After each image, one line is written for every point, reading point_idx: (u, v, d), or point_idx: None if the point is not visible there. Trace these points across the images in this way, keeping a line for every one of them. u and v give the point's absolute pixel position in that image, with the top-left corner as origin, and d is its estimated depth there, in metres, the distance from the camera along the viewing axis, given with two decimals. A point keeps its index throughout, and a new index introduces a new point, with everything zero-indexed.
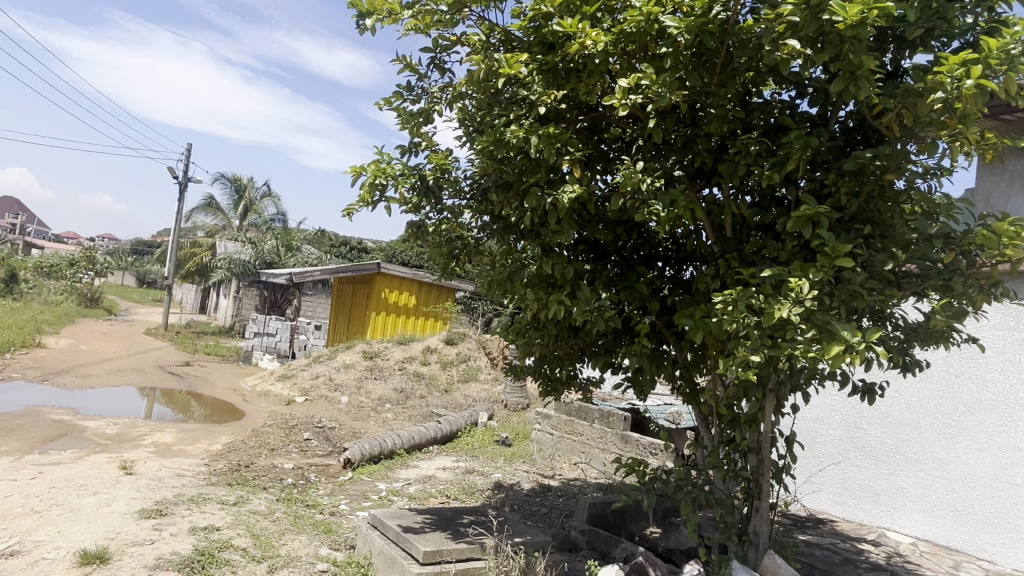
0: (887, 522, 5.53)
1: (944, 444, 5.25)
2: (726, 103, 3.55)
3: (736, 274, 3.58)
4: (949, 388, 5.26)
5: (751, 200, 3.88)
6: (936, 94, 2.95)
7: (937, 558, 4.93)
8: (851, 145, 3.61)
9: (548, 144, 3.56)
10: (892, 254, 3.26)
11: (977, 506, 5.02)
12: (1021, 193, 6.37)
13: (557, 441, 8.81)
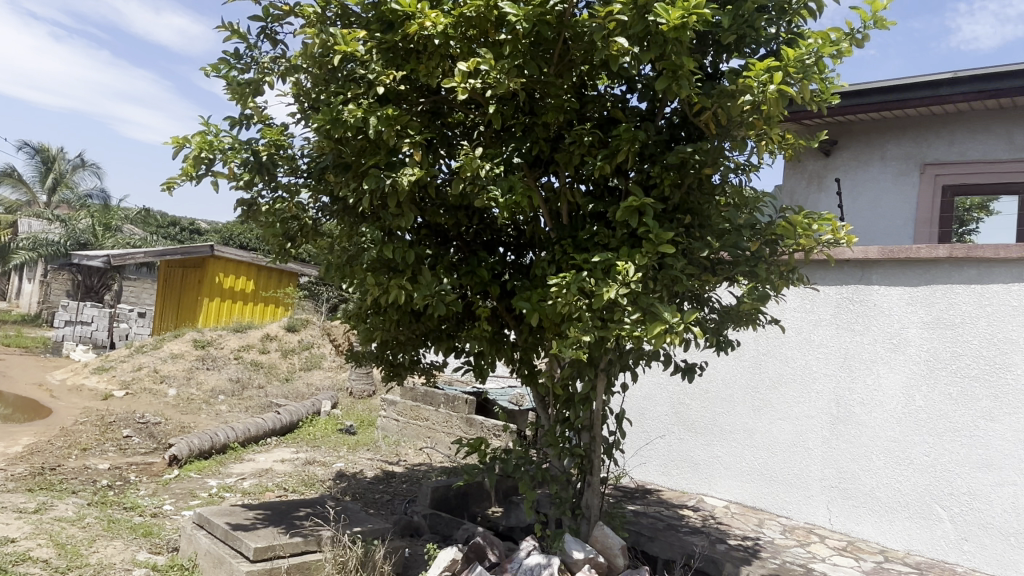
0: (704, 488, 6.04)
1: (752, 414, 5.81)
2: (562, 94, 3.67)
3: (571, 260, 3.72)
4: (758, 364, 5.81)
5: (586, 188, 4.03)
6: (745, 96, 3.24)
7: (744, 518, 5.47)
8: (676, 140, 3.85)
9: (388, 125, 3.50)
10: (708, 242, 3.55)
11: (778, 469, 5.62)
12: (817, 191, 7.17)
13: (402, 427, 8.76)
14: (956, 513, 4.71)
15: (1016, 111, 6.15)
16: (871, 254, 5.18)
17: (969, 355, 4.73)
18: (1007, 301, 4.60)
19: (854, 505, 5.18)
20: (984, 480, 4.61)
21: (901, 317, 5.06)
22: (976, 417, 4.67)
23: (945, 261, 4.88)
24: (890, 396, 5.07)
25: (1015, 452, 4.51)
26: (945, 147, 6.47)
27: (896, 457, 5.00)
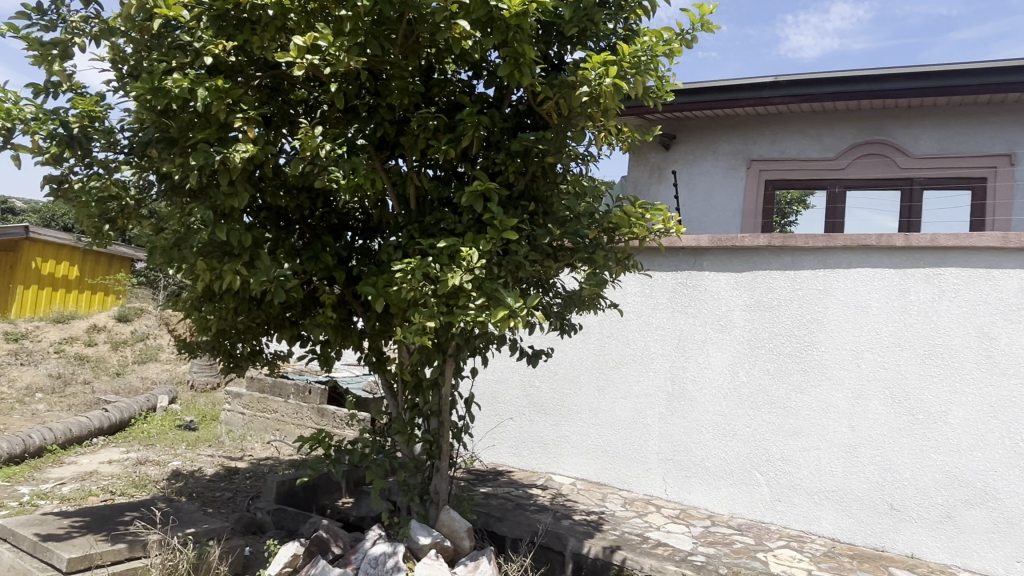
0: (553, 467, 6.26)
1: (597, 394, 6.08)
2: (407, 77, 3.60)
3: (417, 245, 3.68)
4: (602, 346, 6.08)
5: (433, 173, 4.00)
6: (582, 87, 3.35)
7: (589, 493, 5.73)
8: (521, 127, 3.90)
9: (217, 99, 3.28)
10: (550, 229, 3.64)
11: (620, 445, 5.93)
12: (658, 182, 7.57)
13: (248, 421, 8.34)
14: (772, 477, 5.21)
15: (826, 115, 6.83)
16: (702, 242, 5.55)
17: (783, 334, 5.23)
18: (814, 285, 5.12)
19: (686, 475, 5.58)
20: (795, 447, 5.13)
21: (727, 301, 5.49)
22: (788, 390, 5.18)
23: (764, 249, 5.34)
24: (718, 373, 5.49)
25: (819, 419, 5.04)
26: (768, 145, 7.06)
27: (722, 429, 5.44)
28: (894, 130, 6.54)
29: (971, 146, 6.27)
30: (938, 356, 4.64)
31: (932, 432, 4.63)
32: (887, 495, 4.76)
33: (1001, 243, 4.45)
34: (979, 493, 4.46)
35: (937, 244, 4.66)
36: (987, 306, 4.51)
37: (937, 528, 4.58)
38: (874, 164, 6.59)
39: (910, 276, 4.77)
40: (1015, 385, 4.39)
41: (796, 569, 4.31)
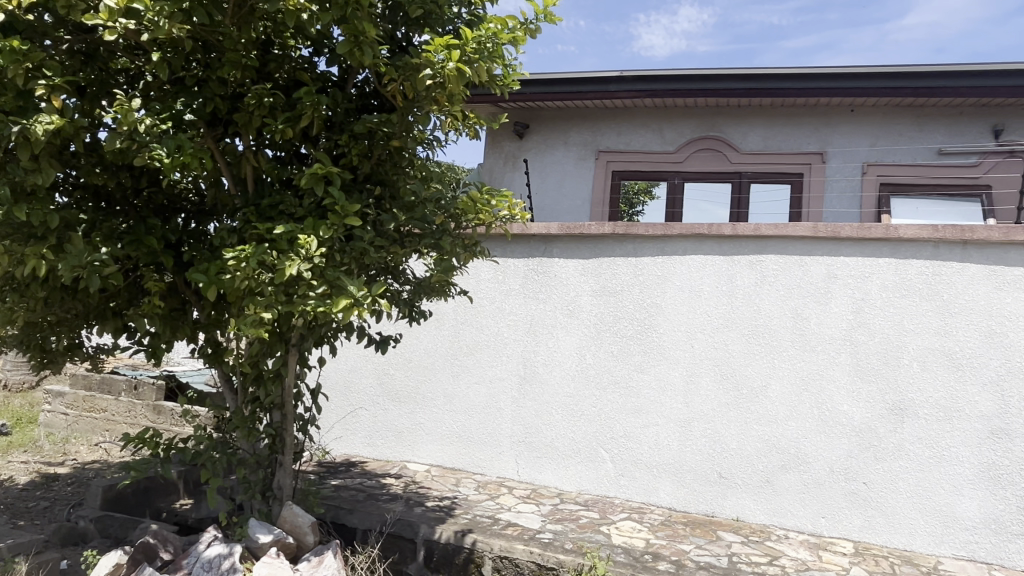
0: (407, 455, 6.21)
1: (451, 380, 6.10)
2: (240, 49, 3.38)
3: (253, 229, 3.48)
4: (456, 332, 6.10)
5: (273, 154, 3.80)
6: (426, 70, 3.31)
7: (443, 479, 5.74)
8: (367, 109, 3.80)
9: (13, 62, 2.90)
10: (395, 214, 3.57)
11: (474, 430, 5.99)
12: (512, 170, 7.69)
13: (72, 422, 7.58)
14: (615, 453, 5.47)
15: (667, 110, 7.23)
16: (552, 230, 5.71)
17: (626, 317, 5.50)
18: (653, 271, 5.42)
19: (537, 456, 5.74)
20: (636, 423, 5.42)
21: (575, 286, 5.68)
22: (630, 370, 5.46)
23: (609, 237, 5.58)
24: (566, 356, 5.68)
25: (658, 397, 5.36)
26: (615, 137, 7.37)
27: (571, 410, 5.64)
28: (726, 127, 7.05)
29: (791, 145, 6.88)
30: (760, 335, 5.07)
31: (755, 405, 5.06)
32: (716, 464, 5.15)
33: (812, 232, 4.92)
34: (793, 458, 4.94)
35: (759, 233, 5.07)
36: (800, 290, 4.98)
37: (758, 492, 5.03)
38: (709, 158, 7.08)
39: (737, 263, 5.17)
40: (822, 360, 4.89)
41: (636, 539, 4.55)
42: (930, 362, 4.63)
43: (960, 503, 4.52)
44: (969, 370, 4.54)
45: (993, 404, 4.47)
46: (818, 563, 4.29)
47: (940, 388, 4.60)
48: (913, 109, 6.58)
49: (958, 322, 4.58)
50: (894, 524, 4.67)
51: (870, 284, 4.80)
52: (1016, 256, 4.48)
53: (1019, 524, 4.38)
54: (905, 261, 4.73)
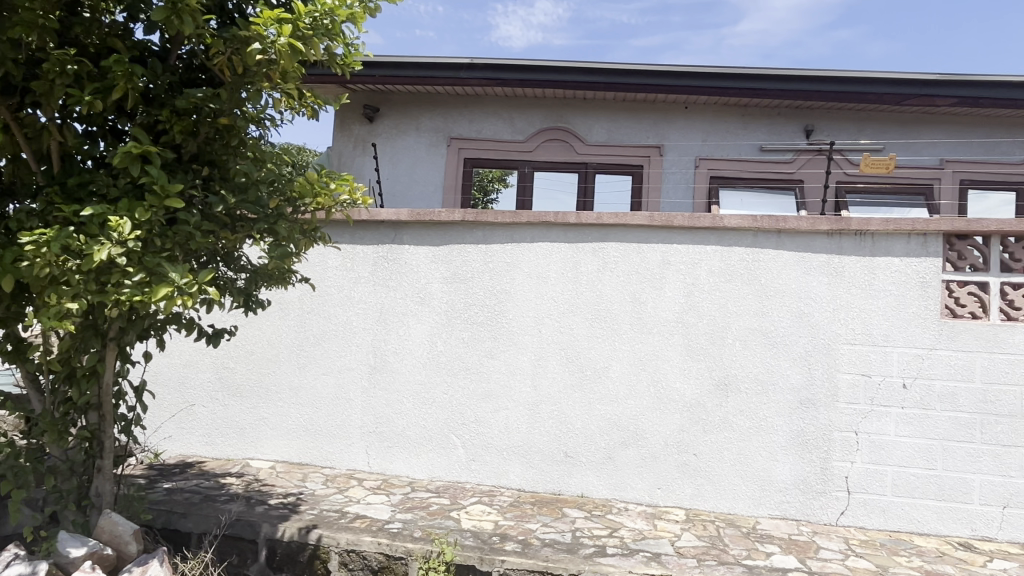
0: (250, 452, 5.91)
1: (297, 372, 5.85)
2: (38, 10, 3.01)
3: (57, 211, 3.13)
4: (302, 322, 5.86)
5: (82, 127, 3.43)
6: (256, 44, 3.13)
7: (289, 475, 5.51)
8: (194, 83, 3.52)
9: None
10: (225, 197, 3.35)
11: (322, 423, 5.80)
12: (362, 155, 7.50)
13: None
14: (466, 439, 5.51)
15: (517, 100, 7.34)
16: (402, 216, 5.63)
17: (476, 304, 5.54)
18: (503, 258, 5.50)
19: (388, 446, 5.66)
20: (486, 408, 5.49)
21: (426, 274, 5.64)
22: (480, 356, 5.52)
23: (459, 224, 5.58)
24: (417, 344, 5.64)
25: (507, 382, 5.46)
26: (466, 124, 7.39)
27: (422, 398, 5.61)
28: (573, 118, 7.29)
29: (632, 138, 7.23)
30: (603, 319, 5.30)
31: (598, 386, 5.29)
32: (562, 444, 5.34)
33: (649, 221, 5.20)
34: (632, 434, 5.22)
35: (601, 222, 5.29)
36: (638, 275, 5.25)
37: (601, 468, 5.27)
38: (557, 148, 7.28)
39: (581, 250, 5.36)
40: (658, 341, 5.20)
41: (485, 522, 4.62)
42: (750, 341, 5.06)
43: (775, 468, 4.99)
44: (783, 347, 5.01)
45: (802, 377, 4.97)
46: (653, 531, 4.57)
47: (758, 364, 5.04)
48: (738, 108, 7.12)
49: (774, 304, 5.03)
50: (719, 490, 5.07)
51: (699, 270, 5.16)
52: (820, 244, 4.98)
53: (823, 483, 4.91)
54: (729, 248, 5.12)
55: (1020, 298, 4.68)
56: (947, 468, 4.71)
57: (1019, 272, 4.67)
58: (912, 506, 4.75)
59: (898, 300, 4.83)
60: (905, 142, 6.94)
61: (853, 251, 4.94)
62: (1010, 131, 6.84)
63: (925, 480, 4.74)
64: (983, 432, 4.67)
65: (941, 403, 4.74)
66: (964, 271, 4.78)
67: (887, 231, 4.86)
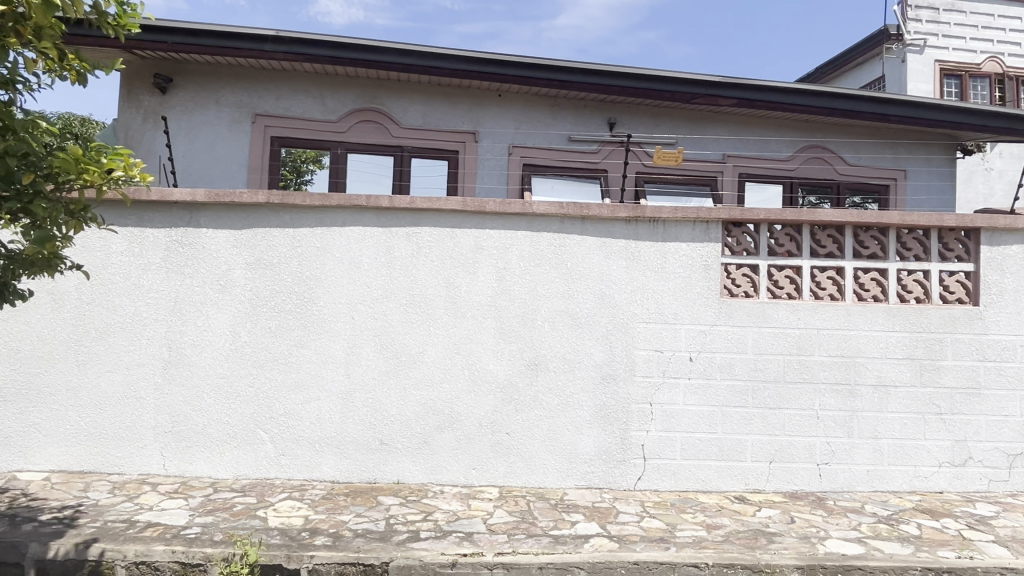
0: (18, 464, 5.19)
1: (76, 371, 5.22)
2: None
3: None
4: (81, 315, 5.22)
5: None
6: None
7: (66, 486, 4.91)
8: None
9: None
10: None
11: (107, 426, 5.22)
12: (154, 129, 6.84)
13: None
14: (275, 433, 5.25)
15: (328, 78, 7.05)
16: (198, 197, 5.20)
17: (283, 291, 5.27)
18: (312, 243, 5.27)
19: (187, 446, 5.24)
20: (297, 400, 5.26)
21: (227, 259, 5.26)
22: (290, 345, 5.26)
23: (264, 206, 5.26)
24: (218, 335, 5.26)
25: (319, 372, 5.26)
26: (273, 101, 6.97)
27: (224, 393, 5.25)
28: (386, 100, 7.14)
29: (447, 123, 7.23)
30: (417, 305, 5.28)
31: (413, 371, 5.26)
32: (377, 432, 5.26)
33: (461, 206, 5.24)
34: (447, 418, 5.27)
35: (414, 206, 5.24)
36: (451, 260, 5.28)
37: (416, 454, 5.26)
38: (370, 130, 7.11)
39: (394, 234, 5.28)
40: (471, 324, 5.28)
41: (293, 518, 4.43)
42: (558, 322, 5.30)
43: (580, 441, 5.28)
44: (587, 327, 5.30)
45: (604, 355, 5.29)
46: (467, 511, 4.65)
47: (565, 344, 5.30)
48: (548, 99, 7.38)
49: (579, 286, 5.30)
50: (530, 465, 5.28)
51: (510, 255, 5.30)
52: (619, 230, 5.32)
53: (623, 452, 5.28)
54: (538, 233, 5.31)
55: (783, 278, 5.33)
56: (725, 431, 5.27)
57: (782, 256, 5.32)
58: (697, 467, 5.26)
59: (686, 282, 5.30)
60: (694, 138, 7.61)
61: (647, 237, 5.33)
62: (779, 131, 7.73)
63: (708, 443, 5.27)
64: (754, 397, 5.28)
65: (721, 373, 5.29)
66: (739, 255, 5.35)
67: (676, 219, 5.30)
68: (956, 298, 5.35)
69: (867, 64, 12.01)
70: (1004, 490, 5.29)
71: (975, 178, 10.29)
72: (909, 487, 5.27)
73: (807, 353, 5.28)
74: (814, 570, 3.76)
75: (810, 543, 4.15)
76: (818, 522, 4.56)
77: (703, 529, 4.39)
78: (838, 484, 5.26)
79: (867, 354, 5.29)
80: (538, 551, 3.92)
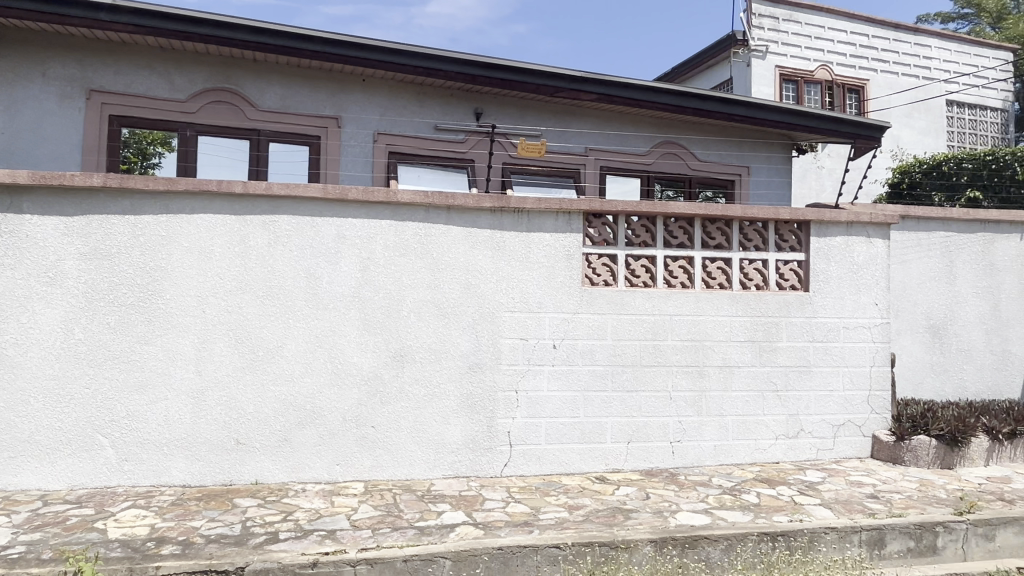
0: None
1: None
2: None
3: None
4: None
5: None
6: None
7: None
8: None
9: None
10: None
11: None
12: None
13: None
14: (116, 438, 4.84)
15: (175, 54, 6.56)
16: (20, 180, 4.67)
17: (124, 283, 4.86)
18: (156, 231, 4.89)
19: (11, 457, 4.72)
20: (141, 401, 4.87)
21: (56, 249, 4.77)
22: (132, 342, 4.86)
23: (100, 191, 4.81)
24: (47, 332, 4.76)
25: (166, 370, 4.90)
26: (110, 76, 6.38)
27: (55, 396, 4.77)
28: (241, 81, 6.75)
29: (307, 107, 6.94)
30: (275, 297, 5.04)
31: (271, 366, 5.03)
32: (232, 431, 4.99)
33: (321, 194, 5.06)
34: (308, 414, 5.09)
35: (271, 192, 5.00)
36: (311, 250, 5.09)
37: (276, 452, 5.05)
38: (223, 112, 6.69)
39: (249, 223, 5.01)
40: (334, 316, 5.12)
41: (137, 528, 4.11)
42: (424, 313, 5.26)
43: (447, 431, 5.28)
44: (453, 317, 5.30)
45: (470, 345, 5.32)
46: (329, 508, 4.52)
47: (432, 335, 5.27)
48: (414, 86, 7.28)
49: (444, 276, 5.29)
50: (396, 458, 5.21)
51: (374, 245, 5.18)
52: (484, 221, 5.35)
53: (489, 440, 5.34)
54: (402, 223, 5.23)
55: (639, 267, 5.60)
56: (587, 415, 5.47)
57: (639, 246, 5.59)
58: (561, 451, 5.42)
59: (549, 271, 5.42)
60: (558, 130, 7.79)
61: (512, 227, 5.39)
62: (636, 127, 8.09)
63: (571, 426, 5.44)
64: (613, 380, 5.51)
65: (582, 359, 5.47)
66: (599, 246, 5.55)
67: (539, 210, 5.41)
68: (790, 285, 5.85)
69: (716, 66, 12.82)
70: (830, 457, 5.87)
71: (808, 175, 11.29)
72: (750, 459, 5.72)
73: (661, 338, 5.58)
74: (665, 542, 3.95)
75: (663, 517, 4.40)
76: (670, 496, 4.85)
77: (565, 510, 4.53)
78: (689, 460, 5.62)
79: (714, 338, 5.67)
80: (402, 544, 3.88)
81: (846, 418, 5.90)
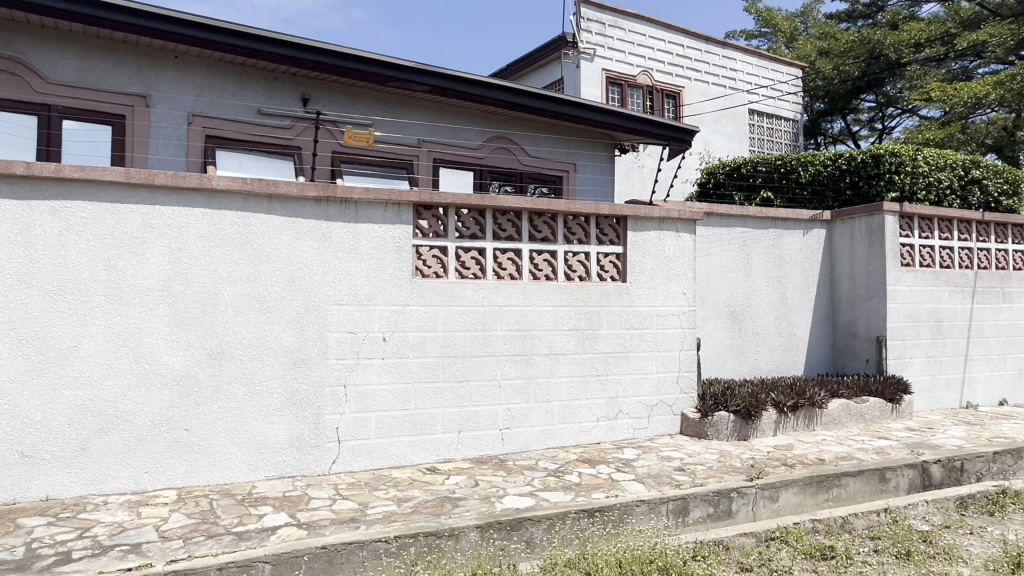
0: None
1: None
2: None
3: None
4: None
5: None
6: None
7: None
8: None
9: None
10: None
11: None
12: None
13: None
14: None
15: None
16: None
17: None
18: None
19: None
20: None
21: None
22: None
23: None
24: None
25: None
26: None
27: None
28: (26, 48, 5.98)
29: (109, 82, 6.30)
30: (67, 292, 4.53)
31: (63, 369, 4.52)
32: (16, 443, 4.43)
33: (124, 178, 4.62)
34: (111, 419, 4.64)
35: (62, 175, 4.49)
36: (112, 240, 4.64)
37: (71, 463, 4.56)
38: (4, 82, 5.89)
39: (35, 209, 4.46)
40: (139, 312, 4.70)
41: None
42: (243, 307, 4.98)
43: (270, 430, 5.05)
44: (277, 311, 5.07)
45: (295, 339, 5.12)
46: (135, 520, 4.17)
47: (251, 330, 5.00)
48: (233, 66, 6.85)
49: (265, 269, 5.04)
50: (213, 462, 4.90)
51: (186, 235, 4.82)
52: (309, 211, 5.16)
53: (316, 437, 5.18)
54: (218, 211, 4.91)
55: (469, 260, 5.68)
56: (418, 407, 5.47)
57: (468, 239, 5.68)
58: (392, 444, 5.39)
59: (378, 263, 5.35)
60: (389, 120, 7.68)
61: (339, 217, 5.25)
62: (469, 120, 8.18)
63: (401, 419, 5.42)
64: (444, 371, 5.55)
65: (413, 351, 5.46)
66: (429, 238, 5.56)
67: (367, 200, 5.31)
68: (609, 276, 6.22)
69: (548, 66, 13.27)
70: (645, 435, 6.32)
71: (631, 173, 12.05)
72: (575, 441, 6.03)
73: (490, 328, 5.71)
74: (490, 526, 4.06)
75: (489, 503, 4.51)
76: (498, 482, 4.99)
77: (393, 504, 4.50)
78: (517, 445, 5.82)
79: (541, 327, 5.89)
80: (217, 552, 3.66)
81: (658, 398, 6.39)
